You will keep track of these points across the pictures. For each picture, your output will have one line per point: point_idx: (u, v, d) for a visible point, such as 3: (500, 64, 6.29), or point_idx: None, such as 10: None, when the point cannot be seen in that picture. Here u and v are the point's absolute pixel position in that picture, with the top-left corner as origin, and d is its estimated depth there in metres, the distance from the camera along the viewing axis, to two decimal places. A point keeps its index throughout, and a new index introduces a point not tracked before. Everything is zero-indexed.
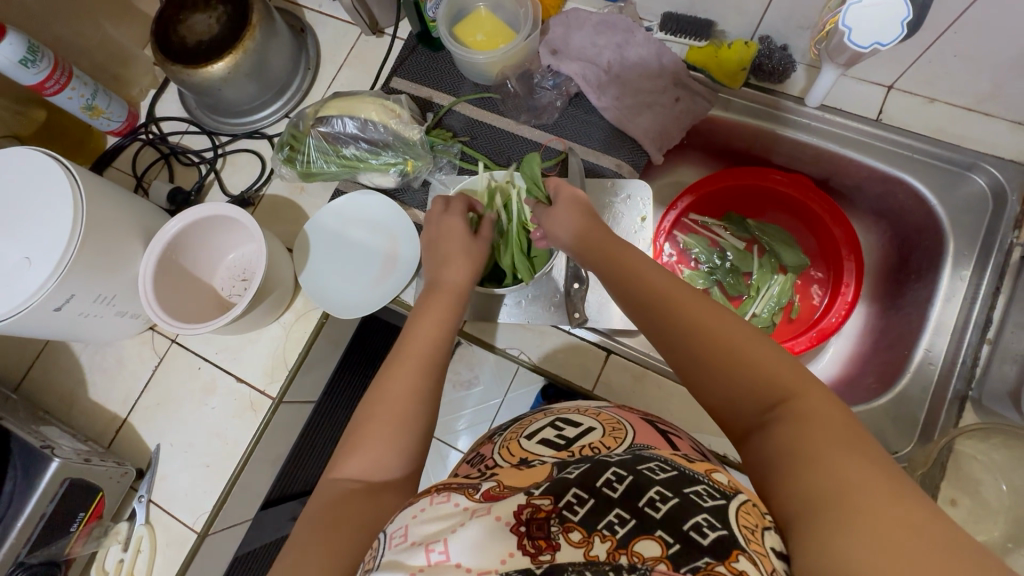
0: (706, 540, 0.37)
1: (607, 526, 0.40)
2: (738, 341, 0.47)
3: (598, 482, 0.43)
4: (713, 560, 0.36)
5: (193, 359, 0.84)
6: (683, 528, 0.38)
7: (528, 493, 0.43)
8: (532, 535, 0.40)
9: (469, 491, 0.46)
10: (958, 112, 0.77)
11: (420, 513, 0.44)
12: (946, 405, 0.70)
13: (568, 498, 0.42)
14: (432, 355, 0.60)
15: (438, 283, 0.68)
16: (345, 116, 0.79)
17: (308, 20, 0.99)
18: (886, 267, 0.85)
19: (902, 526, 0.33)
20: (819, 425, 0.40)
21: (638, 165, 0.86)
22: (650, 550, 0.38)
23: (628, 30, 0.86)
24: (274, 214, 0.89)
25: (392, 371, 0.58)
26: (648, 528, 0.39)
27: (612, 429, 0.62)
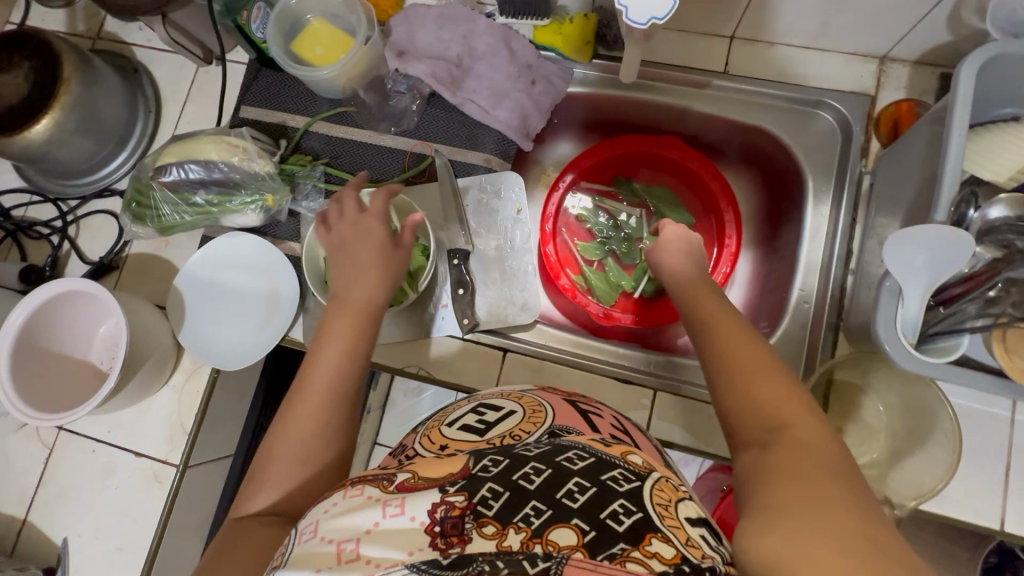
0: (622, 527, 0.40)
1: (523, 518, 0.41)
2: (772, 384, 0.46)
3: (515, 474, 0.45)
4: (629, 546, 0.38)
5: (85, 442, 0.80)
6: (599, 517, 0.41)
7: (442, 491, 0.44)
8: (445, 533, 0.41)
9: (383, 483, 0.47)
10: (797, 52, 0.79)
11: (331, 507, 0.45)
12: (823, 339, 0.72)
13: (484, 492, 0.43)
14: (340, 383, 0.60)
15: (351, 297, 0.66)
16: (184, 161, 0.74)
17: (139, 59, 0.92)
18: (763, 211, 0.87)
19: (860, 538, 0.33)
20: (811, 452, 0.40)
21: (508, 155, 0.85)
22: (565, 538, 0.39)
23: (469, 20, 0.83)
24: (142, 274, 0.84)
25: (301, 400, 0.58)
26: (565, 517, 0.41)
27: (533, 413, 0.61)
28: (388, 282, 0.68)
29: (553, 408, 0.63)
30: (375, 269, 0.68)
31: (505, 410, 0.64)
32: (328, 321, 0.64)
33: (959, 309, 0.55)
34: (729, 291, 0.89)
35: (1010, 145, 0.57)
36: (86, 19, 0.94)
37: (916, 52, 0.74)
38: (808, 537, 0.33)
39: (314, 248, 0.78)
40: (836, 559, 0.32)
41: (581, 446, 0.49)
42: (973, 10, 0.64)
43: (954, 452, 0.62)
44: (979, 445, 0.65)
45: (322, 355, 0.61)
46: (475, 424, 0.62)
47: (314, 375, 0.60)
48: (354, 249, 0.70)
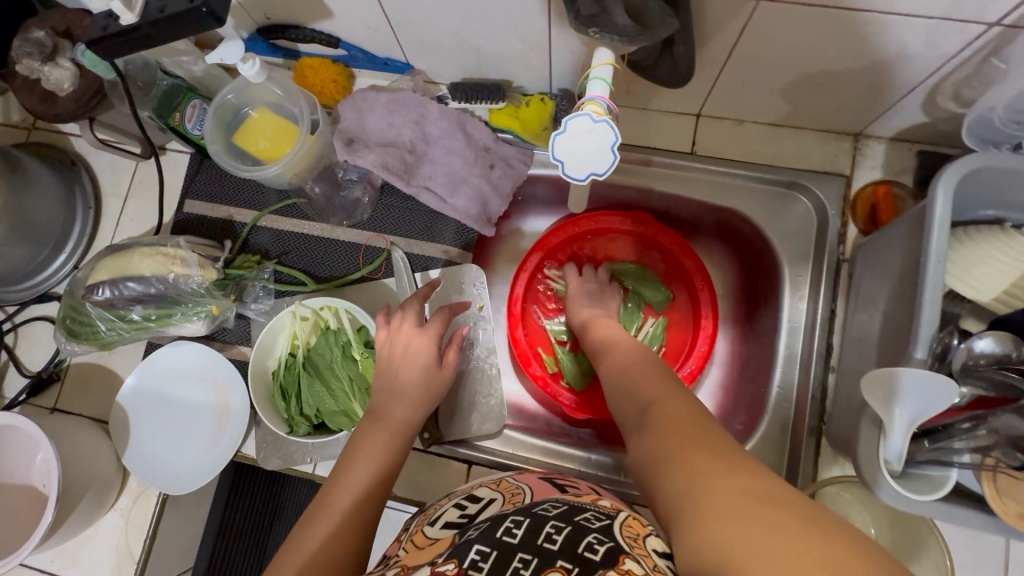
0: (598, 555, 0.42)
1: (516, 571, 0.42)
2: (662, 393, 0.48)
3: (497, 534, 0.46)
4: (607, 570, 0.41)
5: (29, 573, 0.75)
6: (579, 553, 0.43)
7: (434, 564, 0.45)
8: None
9: None
10: (768, 130, 0.74)
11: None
12: (805, 442, 0.68)
13: (473, 557, 0.44)
14: (369, 498, 0.54)
15: (387, 416, 0.61)
16: (118, 278, 0.69)
17: (77, 150, 0.87)
18: (739, 290, 0.83)
19: (750, 490, 0.33)
20: (684, 423, 0.42)
21: (469, 244, 0.81)
22: None
23: (421, 105, 0.78)
24: (85, 387, 0.79)
25: (325, 516, 0.52)
26: (550, 563, 0.43)
27: (511, 493, 0.60)
28: (429, 402, 0.63)
29: (532, 488, 0.62)
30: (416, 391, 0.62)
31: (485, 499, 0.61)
32: (357, 441, 0.59)
33: (945, 445, 0.52)
34: (706, 373, 0.84)
35: (993, 259, 0.53)
36: (18, 108, 0.88)
37: (892, 130, 0.70)
38: (710, 507, 0.33)
39: (264, 359, 0.71)
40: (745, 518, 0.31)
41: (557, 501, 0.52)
42: (949, 97, 0.60)
43: None
44: (972, 560, 0.61)
45: (349, 469, 0.56)
46: (457, 520, 0.58)
47: (339, 493, 0.54)
48: (394, 367, 0.63)
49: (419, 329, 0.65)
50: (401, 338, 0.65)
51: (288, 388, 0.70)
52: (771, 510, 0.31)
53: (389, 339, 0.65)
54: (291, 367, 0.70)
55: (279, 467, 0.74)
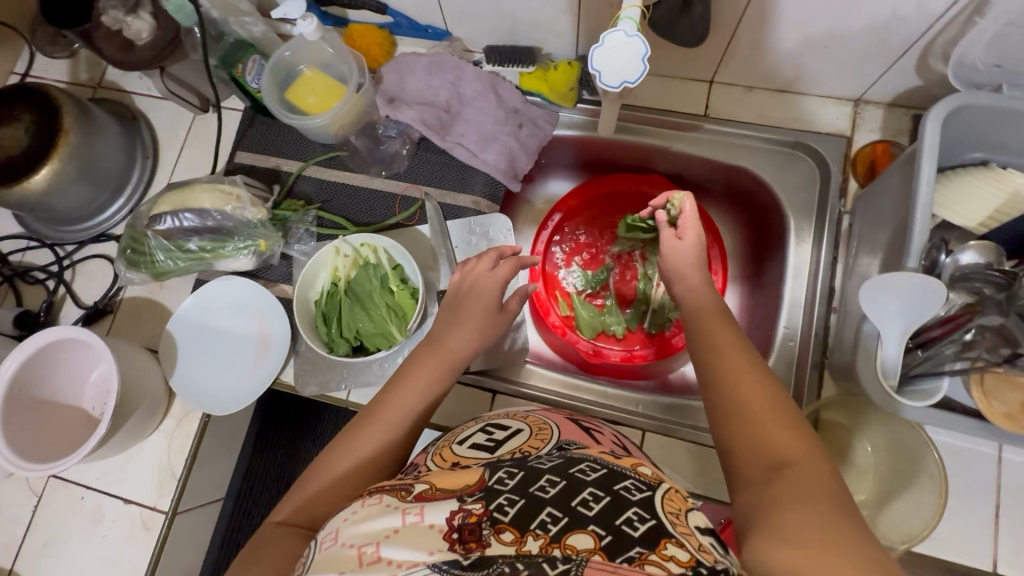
0: (638, 532, 0.43)
1: (540, 526, 0.45)
2: (762, 408, 0.47)
3: (531, 486, 0.49)
4: (646, 550, 0.42)
5: (73, 489, 0.79)
6: (615, 522, 0.45)
7: (461, 500, 0.47)
8: (464, 539, 0.44)
9: (401, 493, 0.49)
10: (776, 96, 0.81)
11: (350, 516, 0.48)
12: (809, 376, 0.73)
13: (500, 500, 0.47)
14: (404, 420, 0.62)
15: (447, 345, 0.67)
16: (179, 210, 0.76)
17: (139, 107, 0.95)
18: (748, 248, 0.89)
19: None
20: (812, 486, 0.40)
21: (497, 196, 0.87)
22: (583, 543, 0.43)
23: (457, 68, 0.86)
24: (135, 319, 0.85)
25: (365, 427, 0.61)
26: (582, 524, 0.45)
27: (539, 430, 0.64)
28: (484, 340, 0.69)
29: (558, 427, 0.65)
30: (474, 322, 0.69)
31: (514, 429, 0.66)
32: (413, 362, 0.66)
33: (936, 352, 0.56)
34: None
35: (980, 190, 0.59)
36: (89, 68, 0.97)
37: (889, 94, 0.76)
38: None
39: (306, 290, 0.77)
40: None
41: (595, 458, 0.53)
42: (938, 56, 0.67)
43: (938, 493, 0.61)
44: (966, 485, 0.65)
45: (399, 388, 0.64)
46: (484, 443, 0.63)
47: (389, 406, 0.62)
48: (462, 301, 0.71)
49: (490, 270, 0.73)
50: (475, 275, 0.73)
51: (329, 316, 0.76)
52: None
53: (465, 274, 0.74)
54: (333, 297, 0.76)
55: (315, 393, 0.79)
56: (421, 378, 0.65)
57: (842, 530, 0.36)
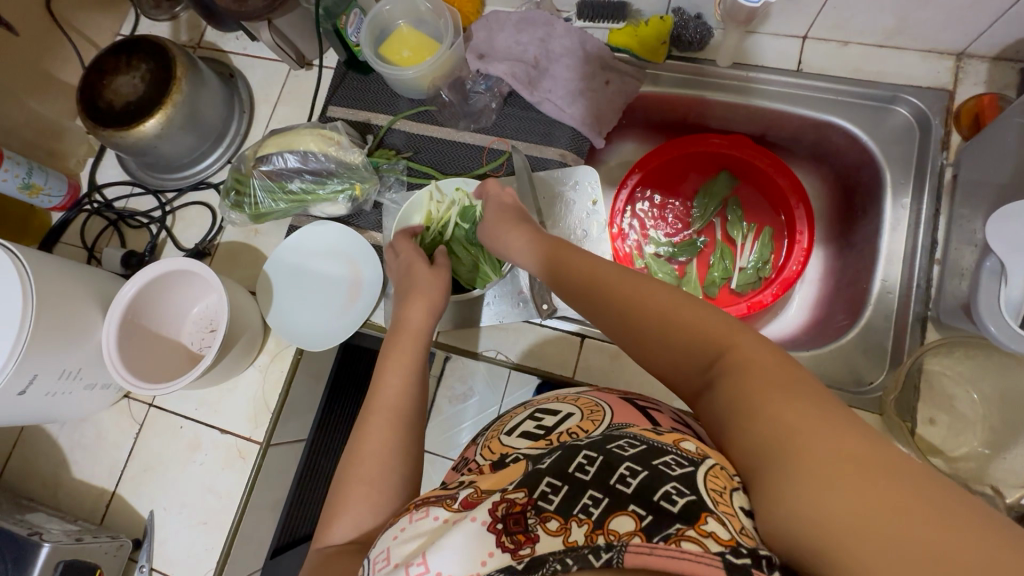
0: (676, 507, 0.36)
1: (583, 510, 0.38)
2: (671, 309, 0.49)
3: (570, 466, 0.41)
4: (684, 527, 0.34)
5: (173, 419, 0.83)
6: (653, 499, 0.37)
7: (502, 491, 0.42)
8: (511, 531, 0.38)
9: (447, 502, 0.44)
10: (872, 51, 0.80)
11: (399, 534, 0.43)
12: (909, 329, 0.71)
13: (543, 487, 0.40)
14: (400, 404, 0.61)
15: (408, 324, 0.69)
16: (284, 151, 0.80)
17: (236, 66, 0.99)
18: (835, 208, 0.88)
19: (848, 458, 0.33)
20: (753, 373, 0.41)
21: (581, 151, 0.88)
22: (624, 525, 0.36)
23: (548, 24, 0.87)
24: (232, 261, 0.89)
25: (371, 424, 0.59)
26: (622, 505, 0.37)
27: (590, 413, 0.61)
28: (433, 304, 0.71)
29: (612, 408, 0.63)
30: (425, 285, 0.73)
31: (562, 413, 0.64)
32: (387, 354, 0.66)
33: None
34: (799, 288, 0.89)
35: None
36: (189, 29, 1.02)
37: (997, 47, 0.75)
38: (813, 493, 0.33)
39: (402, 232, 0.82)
40: (856, 510, 0.31)
41: (631, 432, 0.44)
42: None
43: None
44: None
45: (385, 377, 0.63)
46: (534, 431, 0.62)
47: (378, 396, 0.61)
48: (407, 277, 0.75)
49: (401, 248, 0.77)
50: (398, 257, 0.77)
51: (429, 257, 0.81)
52: (878, 483, 0.32)
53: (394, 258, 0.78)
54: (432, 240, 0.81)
55: None
56: (400, 360, 0.65)
57: (785, 406, 0.37)
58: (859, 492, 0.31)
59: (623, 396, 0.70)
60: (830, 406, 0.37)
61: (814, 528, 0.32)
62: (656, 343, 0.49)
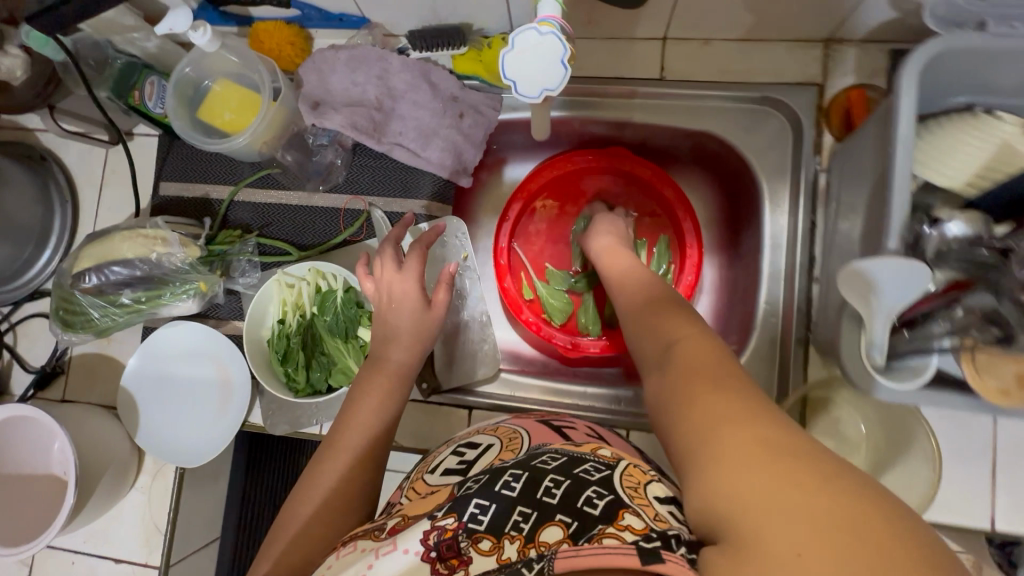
0: (598, 509, 0.41)
1: (514, 526, 0.41)
2: (655, 314, 0.52)
3: (496, 485, 0.45)
4: (604, 525, 0.39)
5: (63, 555, 0.78)
6: (577, 505, 0.42)
7: (433, 518, 0.44)
8: (443, 558, 0.41)
9: (374, 533, 0.47)
10: (736, 46, 0.73)
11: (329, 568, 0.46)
12: (794, 353, 0.69)
13: (471, 509, 0.43)
14: (368, 444, 0.59)
15: (388, 361, 0.64)
16: (103, 264, 0.70)
17: (47, 145, 0.86)
18: (724, 213, 0.82)
19: (760, 443, 0.33)
20: (698, 363, 0.41)
21: (447, 196, 0.80)
22: (553, 535, 0.40)
23: (382, 58, 0.76)
24: (90, 376, 0.81)
25: (330, 459, 0.57)
26: (549, 516, 0.42)
27: (510, 441, 0.61)
28: (424, 343, 0.67)
29: (530, 433, 0.63)
30: (409, 330, 0.66)
31: (483, 446, 0.63)
32: (360, 385, 0.62)
33: (925, 331, 0.52)
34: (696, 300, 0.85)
35: (963, 146, 0.53)
36: None
37: (862, 31, 0.68)
38: (723, 470, 0.33)
39: (257, 328, 0.71)
40: (763, 486, 0.31)
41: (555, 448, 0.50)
42: None
43: (934, 467, 0.59)
44: (961, 447, 0.63)
45: (359, 404, 0.61)
46: (455, 466, 0.61)
47: (342, 434, 0.59)
48: (389, 309, 0.66)
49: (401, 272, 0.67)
50: (387, 277, 0.67)
51: (285, 354, 0.70)
52: (789, 468, 0.31)
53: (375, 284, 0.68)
54: (285, 333, 0.71)
55: (287, 431, 0.76)
56: (372, 400, 0.62)
57: (730, 393, 0.37)
58: (766, 471, 0.31)
59: (539, 417, 0.70)
60: (758, 398, 0.37)
61: (723, 508, 0.32)
62: (638, 342, 0.52)
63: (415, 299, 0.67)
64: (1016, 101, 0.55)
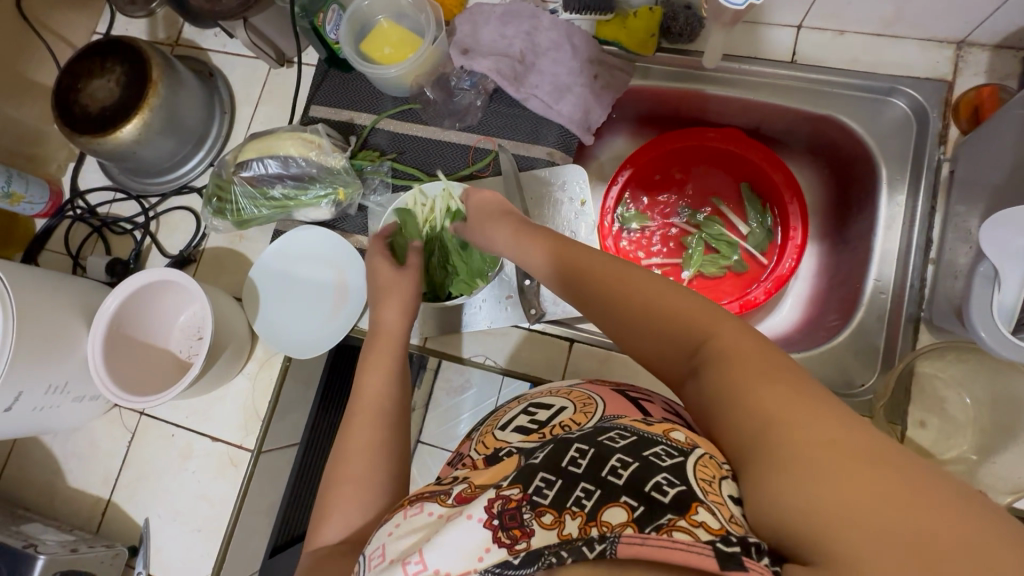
0: (668, 498, 0.37)
1: (575, 502, 0.39)
2: (651, 298, 0.49)
3: (562, 460, 0.42)
4: (675, 516, 0.35)
5: (164, 427, 0.84)
6: (644, 489, 0.38)
7: (497, 487, 0.42)
8: (506, 526, 0.39)
9: (441, 496, 0.45)
10: (869, 40, 0.77)
11: (395, 529, 0.45)
12: (902, 331, 0.70)
13: (536, 483, 0.41)
14: (382, 406, 0.62)
15: (384, 327, 0.70)
16: (265, 157, 0.78)
17: (215, 64, 0.96)
18: (830, 202, 0.86)
19: (825, 445, 0.34)
20: (736, 359, 0.41)
21: (570, 148, 0.86)
22: (617, 517, 0.37)
23: (534, 16, 0.84)
24: (218, 268, 0.88)
25: (358, 424, 0.61)
26: (614, 496, 0.39)
27: (583, 405, 0.62)
28: (405, 305, 0.71)
29: (605, 400, 0.62)
30: (392, 300, 0.72)
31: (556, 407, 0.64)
32: (365, 360, 0.67)
33: None
34: (791, 284, 0.88)
35: None
36: (166, 27, 0.99)
37: (999, 35, 0.72)
38: (797, 467, 0.34)
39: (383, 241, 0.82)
40: (837, 488, 0.32)
41: (621, 424, 0.45)
42: None
43: None
44: None
45: (363, 381, 0.65)
46: (527, 424, 0.62)
47: (361, 400, 0.63)
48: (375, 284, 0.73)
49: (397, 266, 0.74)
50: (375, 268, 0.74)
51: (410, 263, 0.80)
52: (855, 463, 0.33)
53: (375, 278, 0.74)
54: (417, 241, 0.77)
55: None
56: (377, 367, 0.66)
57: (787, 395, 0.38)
58: (833, 466, 0.33)
59: (616, 389, 0.70)
60: (814, 391, 0.38)
61: (796, 508, 0.33)
62: (637, 332, 0.50)
63: (388, 270, 0.74)
64: None
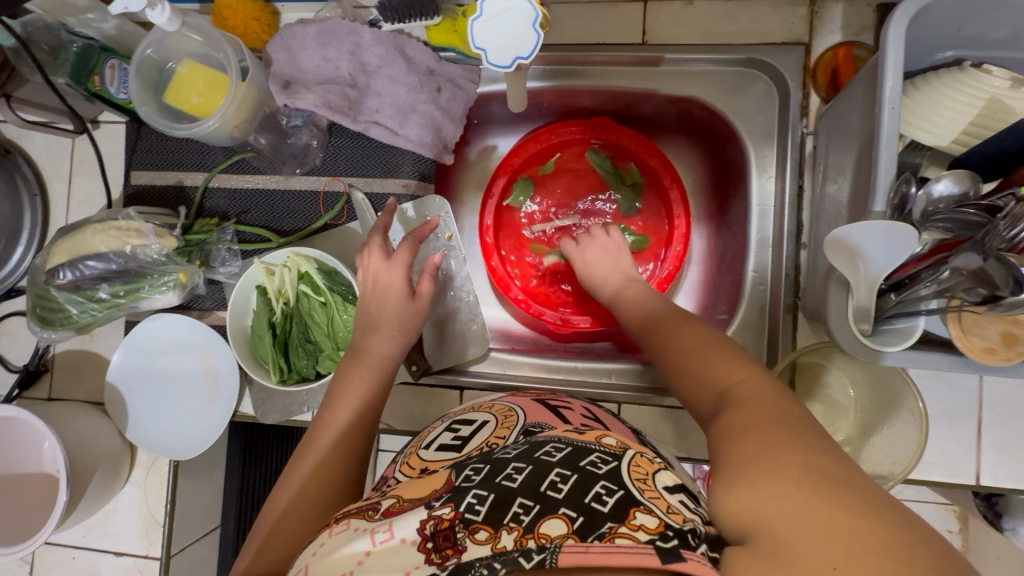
0: (607, 506, 0.36)
1: (513, 518, 0.37)
2: (704, 348, 0.47)
3: (498, 476, 0.40)
4: (615, 523, 0.35)
5: (63, 550, 0.79)
6: (585, 501, 0.37)
7: (428, 507, 0.39)
8: (439, 547, 0.36)
9: (368, 513, 0.41)
10: (720, 8, 0.70)
11: (320, 549, 0.40)
12: (782, 322, 0.69)
13: (468, 499, 0.38)
14: (353, 434, 0.57)
15: (369, 353, 0.64)
16: (79, 259, 0.69)
17: (9, 138, 0.82)
18: (712, 180, 0.81)
19: (807, 477, 0.32)
20: (757, 404, 0.39)
21: (428, 174, 0.79)
22: (556, 528, 0.35)
23: (353, 32, 0.73)
24: (75, 373, 0.80)
25: (308, 450, 0.55)
26: (552, 508, 0.37)
27: (505, 417, 0.56)
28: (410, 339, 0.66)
29: (526, 410, 0.57)
30: (396, 322, 0.66)
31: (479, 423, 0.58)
32: (341, 377, 0.61)
33: (912, 293, 0.51)
34: (685, 271, 0.84)
35: (953, 101, 0.52)
36: None
37: None
38: (767, 484, 0.32)
39: (241, 315, 0.71)
40: (808, 509, 0.31)
41: (555, 436, 0.44)
42: None
43: (920, 427, 0.60)
44: (948, 407, 0.64)
45: (343, 411, 0.58)
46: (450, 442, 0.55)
47: (324, 429, 0.57)
48: (372, 301, 0.66)
49: (389, 262, 0.68)
50: (375, 268, 0.68)
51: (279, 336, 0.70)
52: (827, 491, 0.31)
53: (365, 274, 0.69)
54: (270, 320, 0.70)
55: (279, 419, 0.76)
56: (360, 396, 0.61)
57: (784, 436, 0.35)
58: (813, 496, 0.31)
59: (535, 396, 0.64)
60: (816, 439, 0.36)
61: (759, 517, 0.32)
62: (687, 379, 0.47)
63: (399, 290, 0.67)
64: (1003, 53, 0.54)
